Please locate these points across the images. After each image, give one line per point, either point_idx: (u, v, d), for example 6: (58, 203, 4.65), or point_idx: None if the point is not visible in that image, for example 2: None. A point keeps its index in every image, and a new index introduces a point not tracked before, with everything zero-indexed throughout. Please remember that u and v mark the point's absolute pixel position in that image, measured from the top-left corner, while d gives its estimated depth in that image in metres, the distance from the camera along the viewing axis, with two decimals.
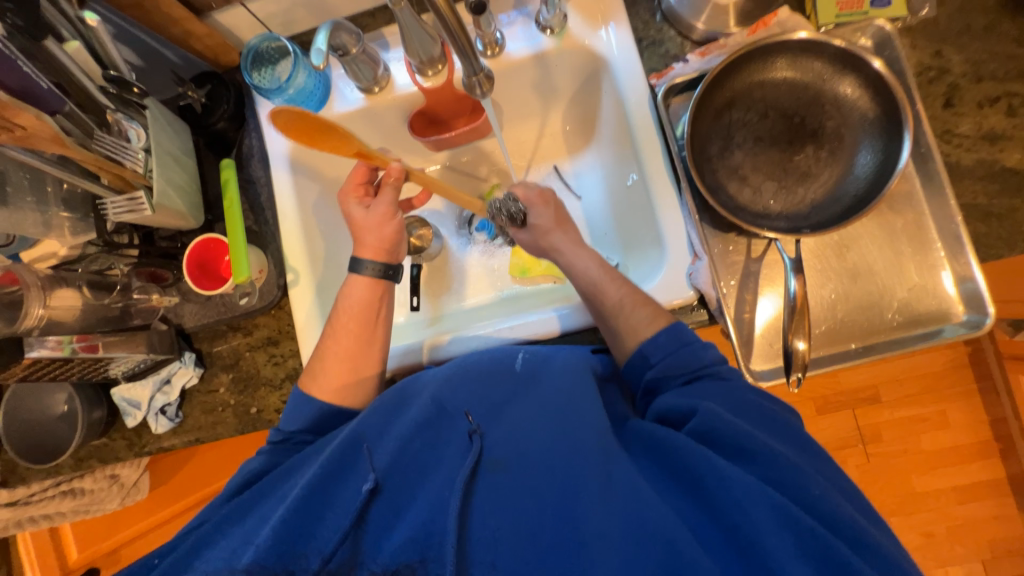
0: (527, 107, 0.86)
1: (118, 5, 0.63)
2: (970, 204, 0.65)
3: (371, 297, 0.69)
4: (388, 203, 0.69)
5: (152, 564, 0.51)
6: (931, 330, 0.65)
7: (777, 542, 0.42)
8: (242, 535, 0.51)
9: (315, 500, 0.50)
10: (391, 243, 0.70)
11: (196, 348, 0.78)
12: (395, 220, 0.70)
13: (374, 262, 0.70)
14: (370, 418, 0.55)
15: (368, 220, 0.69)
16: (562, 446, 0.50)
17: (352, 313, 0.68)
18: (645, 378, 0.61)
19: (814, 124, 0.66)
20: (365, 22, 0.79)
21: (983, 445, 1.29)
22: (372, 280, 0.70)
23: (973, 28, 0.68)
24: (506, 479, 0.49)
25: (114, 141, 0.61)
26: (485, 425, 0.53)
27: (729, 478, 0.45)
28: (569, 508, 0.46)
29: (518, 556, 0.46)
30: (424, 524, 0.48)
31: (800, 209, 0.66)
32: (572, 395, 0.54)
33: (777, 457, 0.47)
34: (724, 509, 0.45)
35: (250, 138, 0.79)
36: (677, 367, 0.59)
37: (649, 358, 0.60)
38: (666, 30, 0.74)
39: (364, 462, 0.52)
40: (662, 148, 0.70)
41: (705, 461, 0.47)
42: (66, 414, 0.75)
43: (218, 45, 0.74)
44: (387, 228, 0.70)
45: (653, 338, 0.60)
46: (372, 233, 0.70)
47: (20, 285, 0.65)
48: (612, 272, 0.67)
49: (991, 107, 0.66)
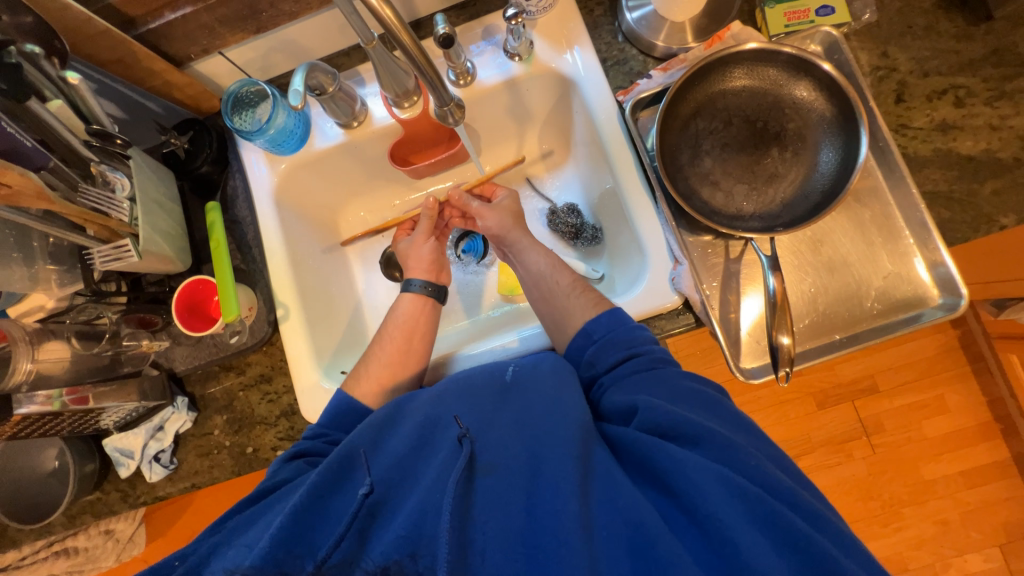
0: (503, 130, 0.90)
1: (100, 61, 0.65)
2: (932, 192, 0.68)
3: (417, 310, 0.77)
4: (423, 231, 0.82)
5: (172, 566, 0.49)
6: (911, 315, 0.67)
7: (734, 515, 0.43)
8: (242, 549, 0.48)
9: (312, 513, 0.49)
10: (431, 262, 0.81)
11: (189, 391, 0.78)
12: (429, 243, 0.82)
13: (422, 282, 0.78)
14: (362, 431, 0.55)
15: (411, 252, 0.82)
16: (538, 441, 0.51)
17: (400, 326, 0.75)
18: (586, 353, 0.62)
19: (778, 127, 0.69)
20: (341, 61, 0.82)
21: (985, 427, 1.30)
22: (418, 296, 0.78)
23: (914, 29, 0.72)
24: (495, 479, 0.49)
25: (98, 193, 0.62)
26: (474, 428, 0.53)
27: (681, 460, 0.46)
28: (546, 501, 0.46)
29: (506, 553, 0.45)
30: (415, 523, 0.47)
31: (771, 209, 0.68)
32: (552, 395, 0.55)
33: (768, 472, 0.46)
34: (685, 490, 0.45)
35: (234, 179, 0.81)
36: (619, 342, 0.60)
37: (592, 335, 0.63)
38: (629, 49, 0.78)
39: (358, 471, 0.52)
40: (633, 160, 0.73)
41: (660, 446, 0.48)
42: (58, 469, 0.75)
43: (199, 93, 0.77)
44: (422, 251, 0.81)
45: (596, 317, 0.63)
46: (414, 258, 0.81)
47: (8, 341, 0.65)
48: (558, 265, 0.74)
49: (940, 99, 0.70)
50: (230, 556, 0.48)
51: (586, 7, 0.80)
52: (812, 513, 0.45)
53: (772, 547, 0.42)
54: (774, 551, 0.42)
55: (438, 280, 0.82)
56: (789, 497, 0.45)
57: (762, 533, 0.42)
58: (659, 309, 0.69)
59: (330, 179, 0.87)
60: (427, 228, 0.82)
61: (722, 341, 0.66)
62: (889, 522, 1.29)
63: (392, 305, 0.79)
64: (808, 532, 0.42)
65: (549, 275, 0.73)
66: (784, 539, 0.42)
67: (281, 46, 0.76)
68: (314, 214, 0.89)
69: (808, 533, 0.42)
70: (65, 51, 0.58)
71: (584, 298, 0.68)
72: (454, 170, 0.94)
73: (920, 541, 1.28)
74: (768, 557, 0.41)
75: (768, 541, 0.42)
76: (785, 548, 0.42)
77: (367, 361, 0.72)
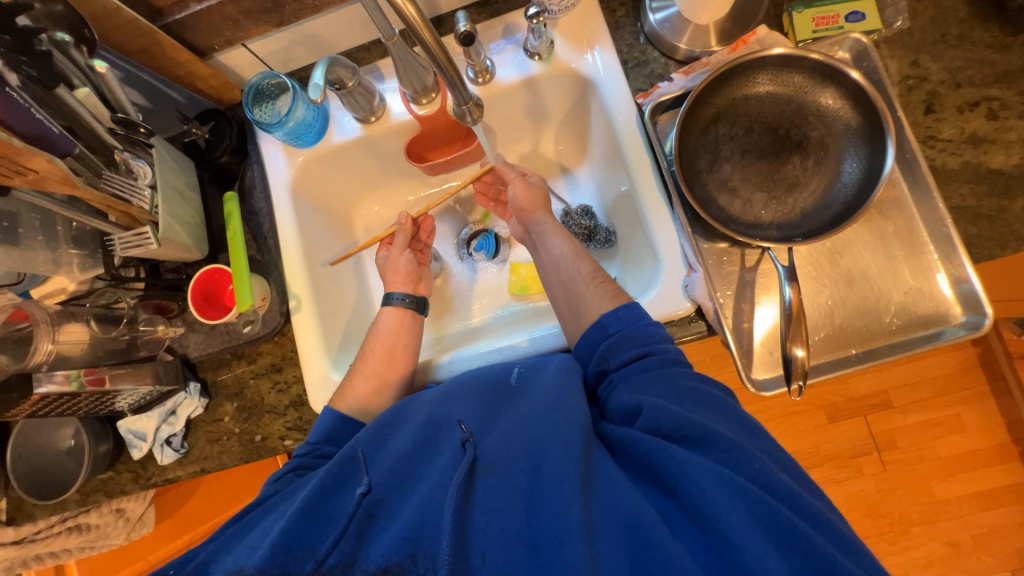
0: (520, 129, 0.89)
1: (127, 50, 0.66)
2: (959, 206, 0.66)
3: (398, 323, 0.76)
4: (399, 243, 0.82)
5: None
6: (932, 332, 0.65)
7: (736, 517, 0.42)
8: (246, 550, 0.49)
9: (314, 513, 0.50)
10: (409, 273, 0.81)
11: (201, 377, 0.79)
12: (406, 256, 0.81)
13: (402, 294, 0.78)
14: (366, 434, 0.56)
15: (388, 265, 0.82)
16: (540, 441, 0.51)
17: (382, 338, 0.75)
18: (599, 347, 0.61)
19: (801, 135, 0.67)
20: (360, 56, 0.82)
21: (1003, 448, 1.27)
22: (400, 309, 0.78)
23: (947, 37, 0.70)
24: (497, 480, 0.49)
25: (121, 180, 0.63)
26: (477, 432, 0.54)
27: (682, 460, 0.46)
28: (548, 501, 0.46)
29: (507, 556, 0.45)
30: (416, 523, 0.47)
31: (791, 218, 0.67)
32: (555, 395, 0.55)
33: (772, 475, 0.45)
34: (686, 492, 0.45)
35: (252, 170, 0.82)
36: (633, 339, 0.60)
37: (607, 328, 0.62)
38: (650, 51, 0.77)
39: (361, 471, 0.53)
40: (651, 163, 0.72)
41: (661, 447, 0.48)
42: (73, 448, 0.77)
43: (221, 84, 0.78)
44: (398, 262, 0.81)
45: (613, 312, 0.62)
46: (392, 270, 0.81)
47: (30, 322, 0.68)
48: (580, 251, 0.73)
49: (971, 111, 0.68)
50: (232, 558, 0.49)
51: (608, 7, 0.79)
52: (819, 520, 0.44)
53: (773, 548, 0.41)
54: (780, 558, 0.41)
55: (417, 290, 0.82)
56: (791, 500, 0.44)
57: (763, 534, 0.42)
58: (671, 315, 0.69)
59: (347, 172, 0.87)
60: (404, 242, 0.82)
61: (733, 351, 0.65)
62: (898, 540, 1.26)
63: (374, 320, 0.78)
64: (813, 536, 0.41)
65: (570, 262, 0.72)
66: (787, 541, 0.41)
67: (303, 40, 0.77)
68: (329, 207, 0.90)
69: (812, 536, 0.41)
70: (93, 40, 0.57)
71: (601, 290, 0.67)
72: (469, 167, 0.93)
73: (929, 562, 1.25)
74: (770, 560, 0.40)
75: (773, 546, 0.41)
76: (790, 553, 0.41)
77: (353, 372, 0.73)
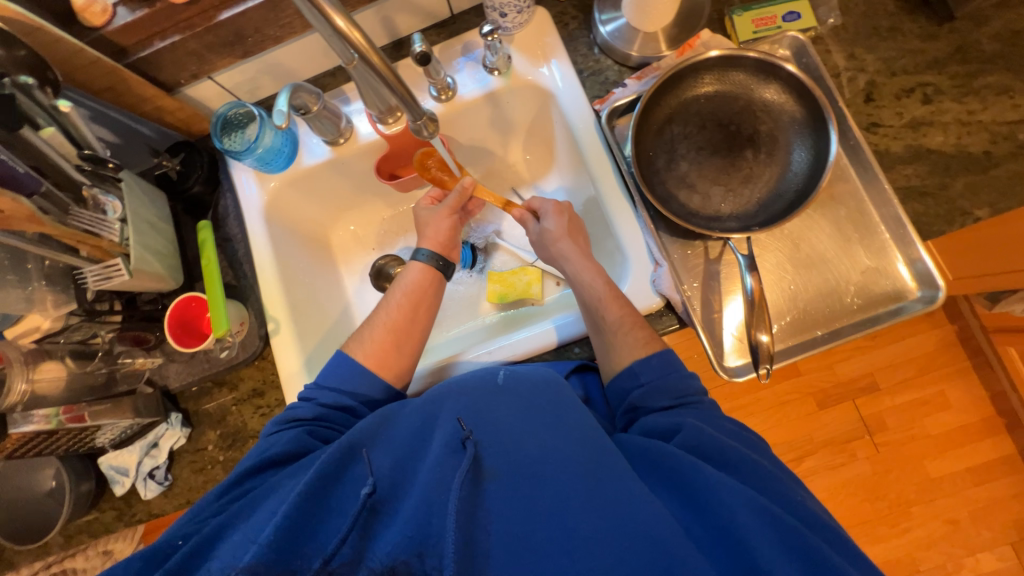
0: (488, 142, 0.92)
1: (93, 90, 0.67)
2: (906, 186, 0.69)
3: (424, 282, 0.75)
4: (450, 204, 0.78)
5: (176, 544, 0.51)
6: (892, 309, 0.67)
7: (763, 535, 0.44)
8: (247, 536, 0.49)
9: (316, 507, 0.49)
10: (447, 239, 0.79)
11: (182, 408, 0.78)
12: (451, 219, 0.79)
13: (431, 252, 0.77)
14: (365, 426, 0.55)
15: (428, 221, 0.79)
16: (548, 447, 0.52)
17: (406, 292, 0.75)
18: (631, 395, 0.62)
19: (751, 130, 0.70)
20: (326, 81, 0.85)
21: (988, 422, 1.29)
22: (427, 267, 0.76)
23: (879, 30, 0.74)
24: (503, 479, 0.50)
25: (90, 215, 0.64)
26: (476, 430, 0.53)
27: (714, 480, 0.47)
28: (559, 509, 0.47)
29: (513, 554, 0.46)
30: (422, 525, 0.47)
31: (748, 209, 0.69)
32: (565, 409, 0.56)
33: (803, 505, 0.49)
34: (712, 507, 0.46)
35: (225, 198, 0.83)
36: (666, 389, 0.60)
37: (639, 376, 0.62)
38: (604, 60, 0.80)
39: (363, 467, 0.52)
40: (611, 165, 0.74)
41: (693, 466, 0.49)
42: (55, 489, 0.75)
43: (190, 117, 0.80)
44: (442, 224, 0.78)
45: (647, 360, 0.62)
46: (431, 229, 0.79)
47: (3, 363, 0.67)
48: (592, 265, 0.72)
49: (908, 97, 0.71)
50: (235, 544, 0.48)
51: (561, 20, 0.82)
52: (844, 546, 0.47)
53: (785, 552, 0.43)
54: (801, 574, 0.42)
55: (450, 256, 0.80)
56: (818, 528, 0.47)
57: (789, 554, 0.43)
58: (643, 310, 0.70)
59: (319, 195, 0.89)
60: (455, 205, 0.78)
61: (704, 341, 0.67)
62: (897, 522, 1.27)
63: (401, 272, 0.78)
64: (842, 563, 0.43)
65: (601, 302, 0.68)
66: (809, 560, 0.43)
67: (267, 69, 0.79)
68: (304, 230, 0.91)
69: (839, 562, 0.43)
70: (57, 81, 0.60)
71: (634, 336, 0.64)
72: None
73: (930, 541, 1.26)
74: (782, 566, 0.42)
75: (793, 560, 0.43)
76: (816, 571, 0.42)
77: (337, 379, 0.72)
